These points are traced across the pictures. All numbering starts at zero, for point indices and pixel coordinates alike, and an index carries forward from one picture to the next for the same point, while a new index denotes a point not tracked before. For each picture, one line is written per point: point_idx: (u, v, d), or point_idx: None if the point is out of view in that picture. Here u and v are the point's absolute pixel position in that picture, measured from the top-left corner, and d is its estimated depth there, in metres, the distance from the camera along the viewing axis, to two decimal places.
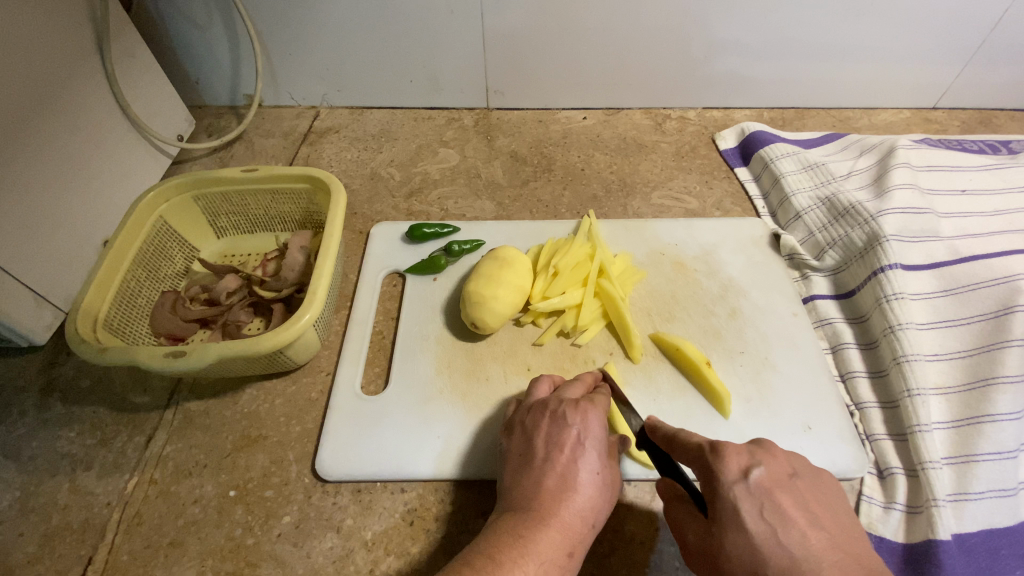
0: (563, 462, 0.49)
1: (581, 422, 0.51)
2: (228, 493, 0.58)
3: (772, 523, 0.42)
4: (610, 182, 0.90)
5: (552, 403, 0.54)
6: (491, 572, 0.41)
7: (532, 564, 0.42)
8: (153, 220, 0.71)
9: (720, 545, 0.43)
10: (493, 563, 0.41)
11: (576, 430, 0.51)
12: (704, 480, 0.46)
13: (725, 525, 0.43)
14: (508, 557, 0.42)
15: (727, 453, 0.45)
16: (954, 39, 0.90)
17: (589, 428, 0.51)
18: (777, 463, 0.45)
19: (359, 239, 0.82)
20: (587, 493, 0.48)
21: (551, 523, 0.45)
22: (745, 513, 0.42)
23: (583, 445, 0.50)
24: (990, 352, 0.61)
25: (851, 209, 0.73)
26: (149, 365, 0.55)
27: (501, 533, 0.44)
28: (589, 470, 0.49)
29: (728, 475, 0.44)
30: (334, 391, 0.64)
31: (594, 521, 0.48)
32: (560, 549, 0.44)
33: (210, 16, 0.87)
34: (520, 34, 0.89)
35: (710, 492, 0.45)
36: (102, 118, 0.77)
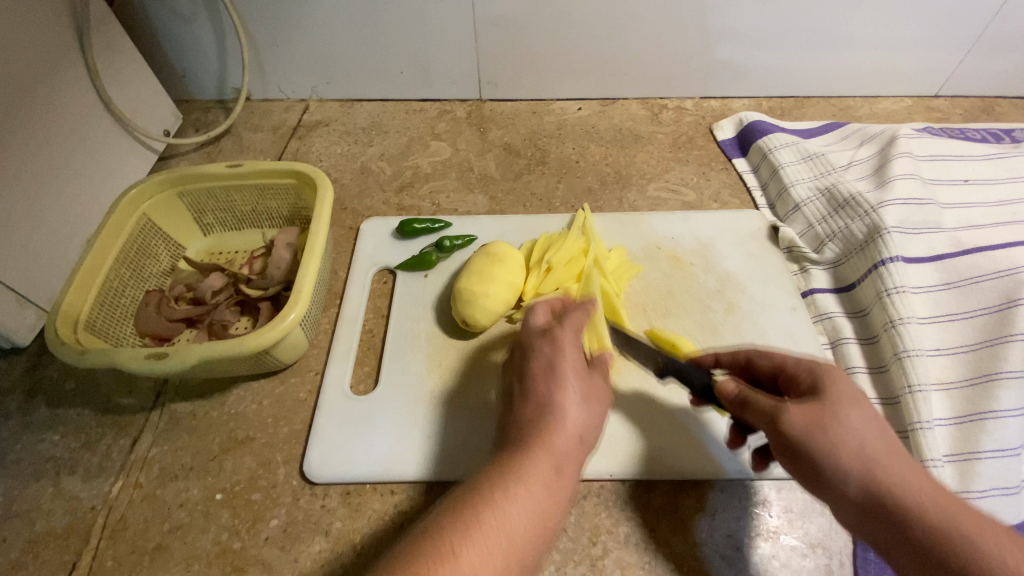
0: (537, 390, 0.47)
1: (552, 348, 0.50)
2: (214, 497, 0.57)
3: (884, 423, 0.41)
4: (605, 174, 0.88)
5: (524, 338, 0.53)
6: (469, 499, 0.38)
7: (514, 484, 0.40)
8: (137, 217, 0.69)
9: (830, 415, 0.40)
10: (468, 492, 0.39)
11: (547, 357, 0.50)
12: (807, 378, 0.45)
13: (840, 401, 0.41)
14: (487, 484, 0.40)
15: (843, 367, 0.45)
16: (957, 26, 0.88)
17: (560, 351, 0.50)
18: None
19: (349, 235, 0.80)
20: (572, 411, 0.46)
21: (532, 443, 0.43)
22: (864, 405, 0.41)
23: (554, 366, 0.48)
24: (993, 347, 0.59)
25: (851, 200, 0.71)
26: (130, 367, 0.53)
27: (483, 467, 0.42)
28: (567, 388, 0.47)
29: (848, 380, 0.43)
30: (322, 391, 0.63)
31: (585, 436, 0.46)
32: (546, 465, 0.42)
33: (194, 8, 0.85)
34: (513, 24, 0.87)
35: (819, 383, 0.43)
36: (84, 114, 0.75)
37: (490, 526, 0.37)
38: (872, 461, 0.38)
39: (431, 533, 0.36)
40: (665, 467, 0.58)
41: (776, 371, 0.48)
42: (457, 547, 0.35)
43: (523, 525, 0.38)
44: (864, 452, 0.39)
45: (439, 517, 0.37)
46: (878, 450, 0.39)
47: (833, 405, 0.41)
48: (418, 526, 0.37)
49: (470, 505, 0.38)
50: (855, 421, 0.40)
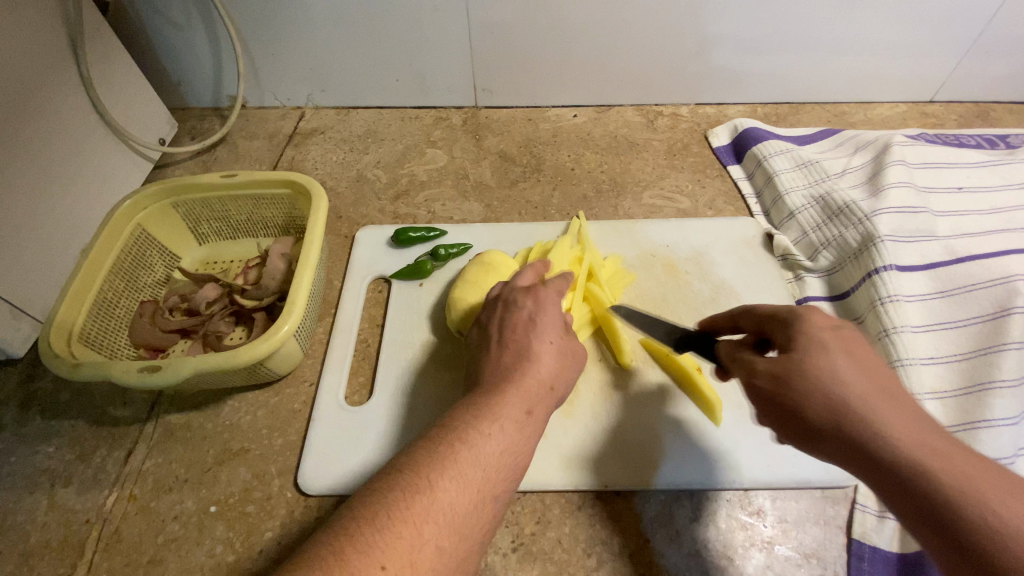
0: (516, 339, 0.51)
1: (533, 304, 0.53)
2: (209, 509, 0.57)
3: (861, 363, 0.36)
4: (601, 182, 0.88)
5: (506, 293, 0.56)
6: (446, 436, 0.41)
7: (489, 423, 0.43)
8: (131, 228, 0.69)
9: (792, 371, 0.37)
10: (448, 428, 0.42)
11: (527, 310, 0.53)
12: (782, 329, 0.41)
13: (804, 353, 0.37)
14: (463, 422, 0.42)
15: (817, 309, 0.40)
16: (951, 32, 0.88)
17: (542, 308, 0.53)
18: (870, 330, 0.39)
19: (344, 244, 0.80)
20: (544, 360, 0.49)
21: (506, 388, 0.46)
22: (833, 348, 0.37)
23: (534, 320, 0.52)
24: (987, 355, 0.60)
25: (845, 208, 0.71)
26: (124, 381, 0.53)
27: (458, 407, 0.45)
28: (543, 342, 0.50)
29: (816, 323, 0.39)
30: (317, 402, 0.63)
31: (553, 385, 0.49)
32: (517, 407, 0.45)
33: (189, 16, 0.85)
34: (508, 31, 0.87)
35: (788, 335, 0.40)
36: (78, 124, 0.75)
37: (466, 460, 0.39)
38: (840, 414, 0.35)
39: (409, 467, 0.38)
40: (659, 477, 0.58)
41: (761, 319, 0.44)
42: (436, 478, 0.38)
43: (495, 460, 0.41)
44: (832, 404, 0.35)
45: (418, 453, 0.40)
46: (848, 397, 0.35)
47: (797, 358, 0.37)
48: (399, 458, 0.40)
49: (449, 440, 0.40)
50: (821, 372, 0.36)
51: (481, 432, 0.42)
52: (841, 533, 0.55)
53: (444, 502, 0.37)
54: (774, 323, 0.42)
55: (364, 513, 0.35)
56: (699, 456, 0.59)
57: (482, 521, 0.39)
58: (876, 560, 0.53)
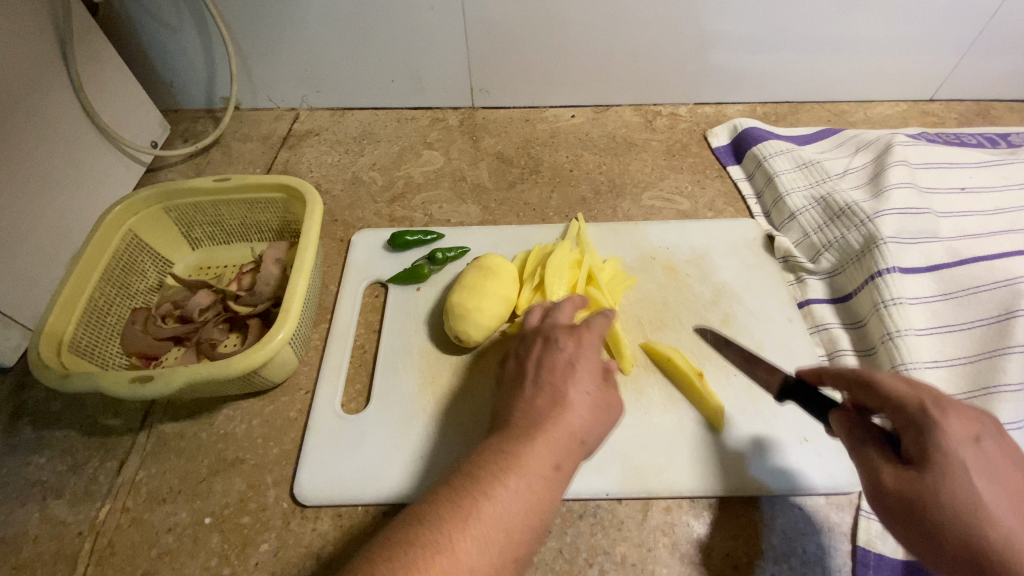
0: (553, 381, 0.48)
1: (574, 346, 0.50)
2: (203, 520, 0.56)
3: (1002, 490, 0.35)
4: (599, 183, 0.87)
5: (546, 327, 0.54)
6: (469, 488, 0.39)
7: (514, 477, 0.40)
8: (122, 233, 0.68)
9: (927, 496, 0.36)
10: (473, 479, 0.40)
11: (568, 354, 0.50)
12: (910, 430, 0.39)
13: (942, 476, 0.36)
14: (487, 471, 0.40)
15: (954, 409, 0.38)
16: (952, 30, 0.87)
17: (583, 352, 0.50)
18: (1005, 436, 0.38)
19: (340, 248, 0.79)
20: (577, 410, 0.46)
21: (535, 436, 0.43)
22: (974, 473, 0.36)
23: (573, 366, 0.49)
24: (992, 359, 0.59)
25: (847, 209, 0.70)
26: (115, 392, 0.52)
27: (484, 453, 0.42)
28: (579, 389, 0.47)
29: (955, 436, 0.37)
30: (313, 410, 0.62)
31: (584, 438, 0.45)
32: (545, 461, 0.42)
33: (181, 17, 0.84)
34: (505, 30, 0.86)
35: (921, 443, 0.38)
36: (68, 127, 0.74)
37: (490, 520, 0.38)
38: (985, 550, 0.34)
39: (428, 522, 0.37)
40: (661, 485, 0.57)
41: (880, 405, 0.42)
42: (457, 538, 0.36)
43: (518, 523, 0.39)
44: (975, 538, 0.34)
45: (439, 503, 0.38)
46: (994, 532, 0.34)
47: (934, 483, 0.36)
48: (417, 505, 0.39)
49: (471, 494, 0.39)
50: (962, 501, 0.35)
51: (503, 488, 0.39)
52: (845, 540, 0.54)
53: (464, 566, 0.35)
54: (897, 416, 0.40)
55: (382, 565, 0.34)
56: (700, 462, 0.58)
57: None
58: (881, 567, 0.52)
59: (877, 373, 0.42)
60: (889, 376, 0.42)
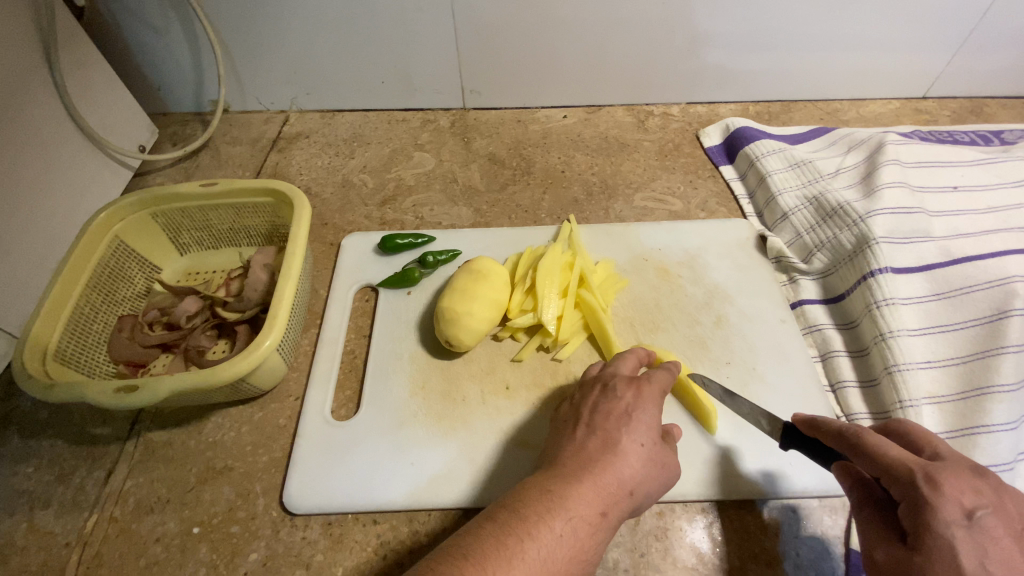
0: (608, 427, 0.48)
1: (632, 397, 0.51)
2: (191, 530, 0.55)
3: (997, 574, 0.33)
4: (591, 184, 0.87)
5: (606, 377, 0.54)
6: (514, 526, 0.40)
7: (559, 521, 0.41)
8: (109, 240, 0.67)
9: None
10: (518, 517, 0.41)
11: (625, 402, 0.50)
12: (904, 503, 0.37)
13: (931, 559, 0.35)
14: (533, 512, 0.41)
15: (946, 483, 0.36)
16: (944, 27, 0.87)
17: (641, 404, 0.50)
18: (1009, 507, 0.36)
19: (329, 251, 0.78)
20: (630, 460, 0.46)
21: (583, 480, 0.44)
22: (964, 557, 0.34)
23: (630, 415, 0.49)
24: (985, 359, 0.59)
25: (839, 209, 0.70)
26: (99, 402, 0.51)
27: (528, 489, 0.43)
28: (634, 440, 0.47)
29: (945, 516, 0.35)
30: (302, 417, 0.61)
31: (634, 489, 0.45)
32: (591, 507, 0.43)
33: (167, 20, 0.83)
34: (495, 30, 0.85)
35: (913, 521, 0.36)
36: (53, 132, 0.73)
37: (533, 562, 0.38)
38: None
39: (474, 558, 0.37)
40: None
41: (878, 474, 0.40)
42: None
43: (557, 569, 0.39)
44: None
45: (486, 538, 0.39)
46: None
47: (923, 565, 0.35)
48: (465, 537, 0.39)
49: (517, 533, 0.39)
50: None
51: (548, 530, 0.40)
52: (839, 543, 0.54)
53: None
54: (896, 489, 0.38)
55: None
56: (692, 464, 0.58)
57: None
58: None
59: (871, 439, 0.41)
60: (883, 442, 0.40)
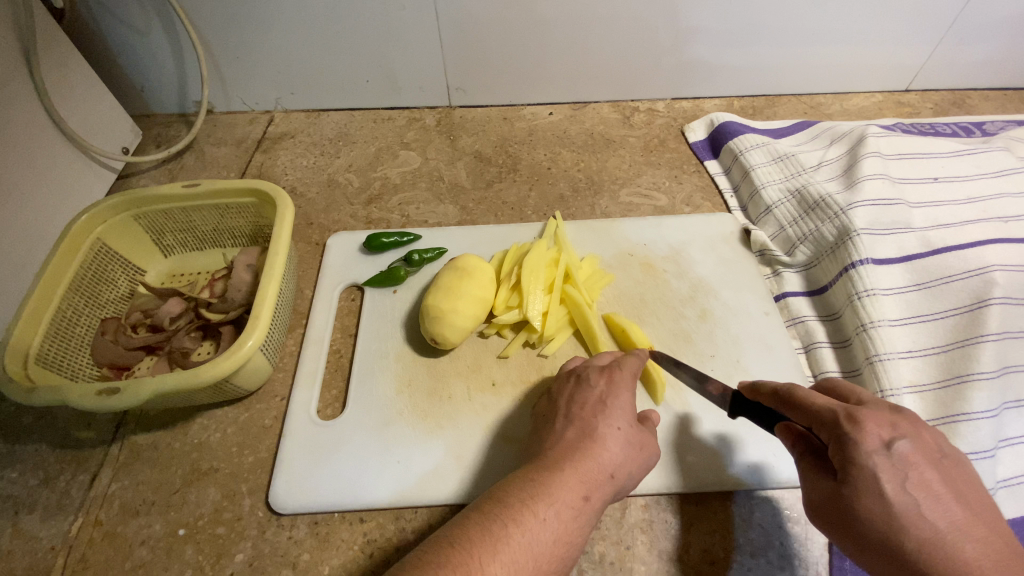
0: (584, 416, 0.50)
1: (605, 385, 0.53)
2: (177, 532, 0.55)
3: (918, 497, 0.36)
4: (577, 180, 0.87)
5: (581, 369, 0.56)
6: (498, 513, 0.40)
7: (544, 505, 0.41)
8: (91, 242, 0.67)
9: (850, 508, 0.38)
10: (502, 505, 0.41)
11: (598, 391, 0.52)
12: (832, 444, 0.40)
13: (857, 490, 0.38)
14: (516, 500, 0.41)
15: (866, 418, 0.39)
16: (924, 21, 0.88)
17: (614, 390, 0.52)
18: (926, 438, 0.39)
19: (315, 251, 0.78)
20: (609, 445, 0.48)
21: (563, 466, 0.45)
22: (885, 482, 0.37)
23: (604, 402, 0.51)
24: (964, 348, 0.59)
25: (821, 201, 0.70)
26: (81, 405, 0.51)
27: (511, 480, 0.44)
28: (611, 425, 0.49)
29: (867, 446, 0.38)
30: (288, 417, 0.61)
31: (615, 472, 0.47)
32: (574, 492, 0.43)
33: (149, 21, 0.82)
34: (480, 28, 0.85)
35: (840, 456, 0.39)
36: (33, 135, 0.72)
37: (519, 545, 0.38)
38: (904, 559, 0.35)
39: (459, 545, 0.37)
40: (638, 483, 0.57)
41: (810, 421, 0.42)
42: (488, 562, 0.36)
43: (546, 554, 0.40)
44: (895, 549, 0.36)
45: (471, 526, 0.39)
46: (910, 540, 0.35)
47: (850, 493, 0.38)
48: (453, 528, 0.39)
49: (501, 519, 0.40)
50: (875, 512, 0.37)
51: (533, 515, 0.41)
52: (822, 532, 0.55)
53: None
54: (824, 430, 0.41)
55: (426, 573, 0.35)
56: (676, 458, 0.58)
57: None
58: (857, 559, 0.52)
59: (802, 392, 0.44)
60: (812, 393, 0.43)
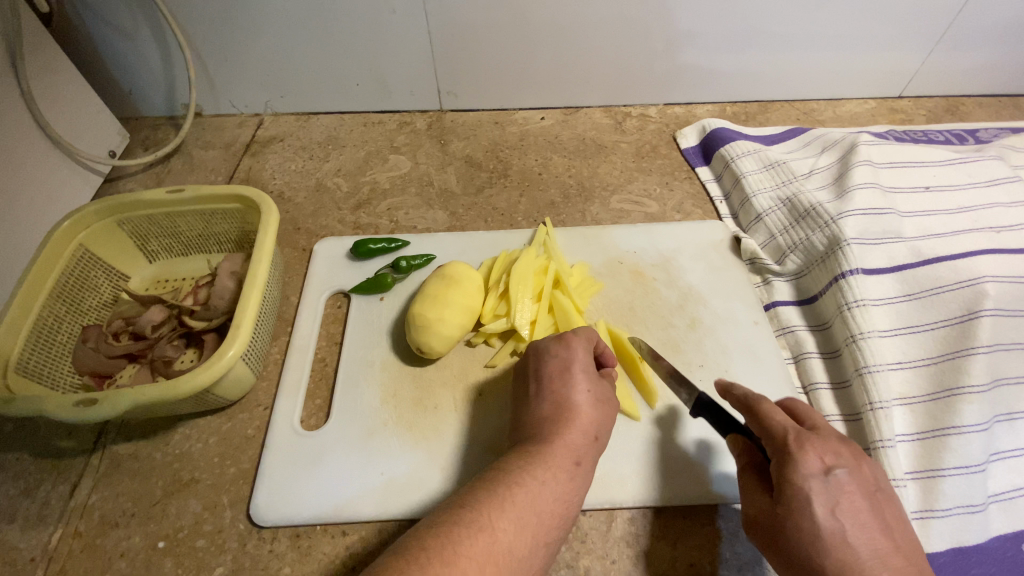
0: (557, 388, 0.51)
1: (567, 351, 0.53)
2: (157, 544, 0.54)
3: (844, 523, 0.40)
4: (568, 186, 0.86)
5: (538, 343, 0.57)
6: (502, 479, 0.43)
7: (541, 471, 0.44)
8: (73, 248, 0.66)
9: (780, 525, 0.42)
10: (504, 473, 0.43)
11: (562, 358, 0.53)
12: (775, 462, 0.43)
13: (790, 509, 0.41)
14: (516, 468, 0.44)
15: (812, 445, 0.42)
16: (917, 27, 0.87)
17: (575, 355, 0.53)
18: (865, 471, 0.42)
19: (302, 257, 0.77)
20: (584, 409, 0.50)
21: (551, 437, 0.47)
22: (817, 504, 0.40)
23: (569, 368, 0.52)
24: (954, 360, 0.59)
25: (811, 210, 0.70)
26: (58, 416, 0.50)
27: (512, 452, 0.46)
28: (581, 389, 0.51)
29: (808, 469, 0.41)
30: (271, 427, 0.61)
31: (596, 433, 0.50)
32: (565, 458, 0.46)
33: (136, 23, 0.81)
34: (470, 32, 0.85)
35: (780, 476, 0.42)
36: (18, 140, 0.72)
37: (523, 504, 0.41)
38: None
39: (469, 505, 0.40)
40: (627, 498, 0.56)
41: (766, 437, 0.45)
42: (496, 519, 0.39)
43: (548, 509, 0.42)
44: (815, 568, 0.39)
45: (477, 490, 0.42)
46: (829, 562, 0.39)
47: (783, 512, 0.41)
48: (461, 493, 0.42)
49: (505, 483, 0.42)
50: (802, 531, 0.40)
51: (531, 480, 0.43)
52: None
53: (503, 544, 0.38)
54: (771, 447, 0.44)
55: (441, 529, 0.37)
56: (664, 471, 0.58)
57: (535, 565, 0.40)
58: None
59: (765, 404, 0.46)
60: (773, 410, 0.46)
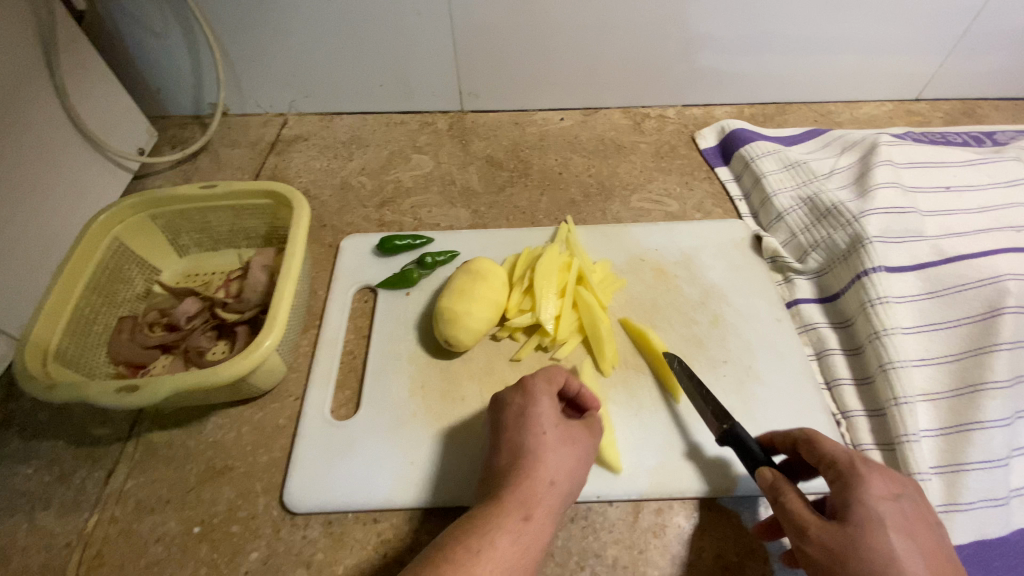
0: (511, 438, 0.51)
1: (521, 398, 0.53)
2: (192, 530, 0.55)
3: (918, 547, 0.40)
4: (588, 186, 0.87)
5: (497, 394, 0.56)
6: (435, 552, 0.41)
7: (481, 537, 0.42)
8: (109, 241, 0.68)
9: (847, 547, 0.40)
10: (439, 544, 0.42)
11: (517, 406, 0.53)
12: (837, 486, 0.44)
13: (863, 529, 0.41)
14: (453, 536, 0.42)
15: (877, 472, 0.44)
16: (935, 31, 0.88)
17: (530, 400, 0.52)
18: (925, 504, 0.44)
19: (329, 253, 0.79)
20: (539, 456, 0.49)
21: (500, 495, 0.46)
22: (891, 526, 0.41)
23: (523, 415, 0.51)
24: (978, 357, 0.60)
25: (833, 209, 0.71)
26: (101, 402, 0.52)
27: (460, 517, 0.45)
28: (537, 433, 0.50)
29: (879, 490, 0.43)
30: (302, 417, 0.62)
31: (554, 479, 0.48)
32: (512, 515, 0.44)
33: (167, 24, 0.84)
34: (493, 34, 0.86)
35: (847, 496, 0.43)
36: (54, 136, 0.74)
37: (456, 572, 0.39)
38: None
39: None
40: (655, 489, 0.57)
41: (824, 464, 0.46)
42: None
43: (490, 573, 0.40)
44: None
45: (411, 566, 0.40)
46: None
47: (853, 534, 0.41)
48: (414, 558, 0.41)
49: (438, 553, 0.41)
50: (879, 551, 0.40)
51: (468, 546, 0.41)
52: None
53: None
54: (830, 473, 0.46)
55: None
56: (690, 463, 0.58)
57: None
58: None
59: (819, 437, 0.49)
60: (826, 441, 0.48)
